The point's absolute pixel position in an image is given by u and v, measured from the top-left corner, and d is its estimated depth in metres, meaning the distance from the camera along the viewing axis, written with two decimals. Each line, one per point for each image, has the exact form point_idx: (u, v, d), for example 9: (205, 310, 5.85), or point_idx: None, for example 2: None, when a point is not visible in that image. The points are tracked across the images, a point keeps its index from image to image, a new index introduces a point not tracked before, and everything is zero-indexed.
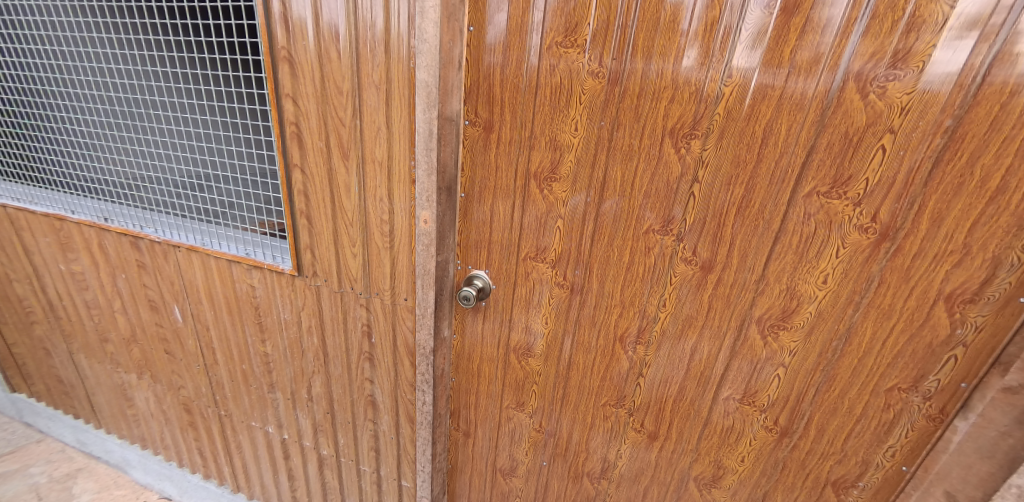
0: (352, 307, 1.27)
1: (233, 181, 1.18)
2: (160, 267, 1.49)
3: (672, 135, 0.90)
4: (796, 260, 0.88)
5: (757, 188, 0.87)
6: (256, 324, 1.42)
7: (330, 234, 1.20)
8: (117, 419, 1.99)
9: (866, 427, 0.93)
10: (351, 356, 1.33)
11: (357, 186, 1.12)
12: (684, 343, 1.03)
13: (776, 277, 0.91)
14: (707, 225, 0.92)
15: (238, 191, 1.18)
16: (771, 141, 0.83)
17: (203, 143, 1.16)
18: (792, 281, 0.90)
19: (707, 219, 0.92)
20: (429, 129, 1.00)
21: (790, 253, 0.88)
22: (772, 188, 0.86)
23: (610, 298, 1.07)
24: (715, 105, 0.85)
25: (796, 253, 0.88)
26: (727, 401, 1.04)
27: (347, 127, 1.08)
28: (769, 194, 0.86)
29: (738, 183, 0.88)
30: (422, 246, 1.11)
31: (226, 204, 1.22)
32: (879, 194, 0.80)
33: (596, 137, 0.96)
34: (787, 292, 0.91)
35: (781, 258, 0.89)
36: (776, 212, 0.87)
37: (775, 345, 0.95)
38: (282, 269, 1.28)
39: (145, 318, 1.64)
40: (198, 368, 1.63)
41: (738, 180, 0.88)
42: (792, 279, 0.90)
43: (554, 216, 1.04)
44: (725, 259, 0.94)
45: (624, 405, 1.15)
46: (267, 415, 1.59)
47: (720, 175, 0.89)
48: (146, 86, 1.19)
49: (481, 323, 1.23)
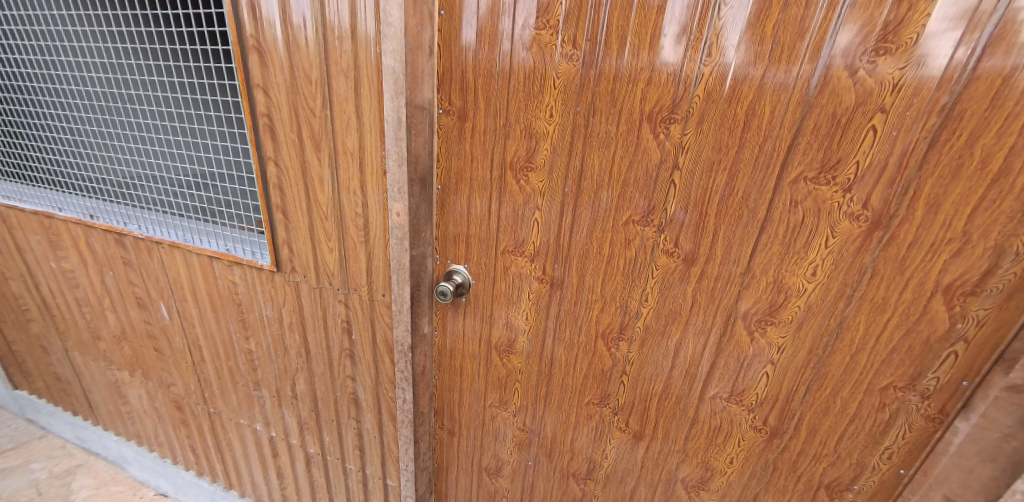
0: (331, 304, 1.24)
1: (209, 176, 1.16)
2: (145, 264, 1.48)
3: (651, 120, 0.85)
4: (783, 252, 0.83)
5: (741, 174, 0.82)
6: (239, 321, 1.41)
7: (306, 229, 1.17)
8: (113, 416, 2.00)
9: (861, 428, 0.88)
10: (333, 353, 1.31)
11: (330, 180, 1.09)
12: (669, 339, 0.99)
13: (761, 270, 0.86)
14: (689, 215, 0.88)
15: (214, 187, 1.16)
16: (753, 124, 0.78)
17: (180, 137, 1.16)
18: (779, 273, 0.85)
19: (689, 209, 0.87)
20: (398, 118, 0.97)
21: (777, 244, 0.83)
22: (756, 174, 0.81)
23: (590, 293, 1.02)
24: (694, 89, 0.80)
25: (783, 243, 0.82)
26: (714, 399, 1.00)
27: (318, 118, 1.04)
28: (753, 181, 0.81)
29: (720, 169, 0.83)
30: (396, 240, 1.08)
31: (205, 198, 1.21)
32: (871, 180, 0.74)
33: (572, 125, 0.91)
34: (775, 285, 0.86)
35: (767, 249, 0.84)
36: (762, 200, 0.82)
37: (763, 340, 0.91)
38: (261, 266, 1.26)
39: (133, 317, 1.63)
40: (186, 366, 1.62)
41: (720, 165, 0.82)
42: (780, 271, 0.84)
43: (531, 208, 1.00)
44: (708, 251, 0.89)
45: (608, 404, 1.11)
46: (254, 413, 1.57)
47: (701, 160, 0.83)
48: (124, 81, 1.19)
49: (463, 319, 1.20)
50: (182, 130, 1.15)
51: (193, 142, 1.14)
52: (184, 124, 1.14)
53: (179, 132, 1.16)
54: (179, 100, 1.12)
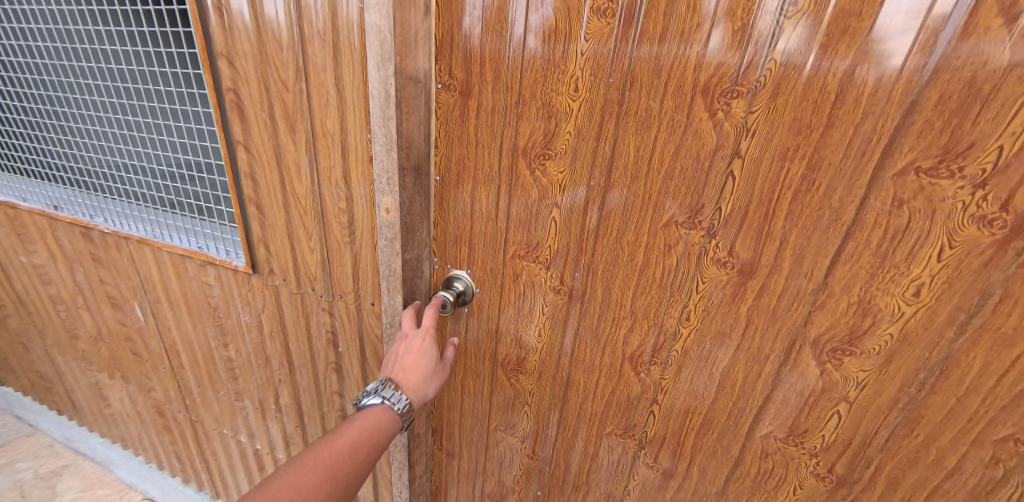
0: (313, 311, 1.08)
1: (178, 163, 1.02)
2: (114, 260, 1.33)
3: (706, 93, 0.67)
4: (873, 266, 0.65)
5: (826, 164, 0.63)
6: (216, 326, 1.26)
7: (283, 226, 1.01)
8: (97, 418, 1.88)
9: (959, 486, 0.69)
10: (317, 366, 1.15)
11: (308, 168, 0.92)
12: (712, 365, 0.83)
13: (842, 287, 0.68)
14: (749, 216, 0.70)
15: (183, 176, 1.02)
16: (848, 97, 0.59)
17: (145, 118, 1.01)
18: (865, 292, 0.67)
19: (750, 209, 0.70)
20: (385, 90, 0.79)
21: (867, 254, 0.65)
22: (847, 162, 0.62)
23: (617, 309, 0.87)
24: (769, 52, 0.61)
25: (875, 254, 0.64)
26: (765, 438, 0.83)
27: (291, 92, 0.87)
28: (840, 173, 0.63)
29: (797, 157, 0.64)
30: (385, 241, 0.91)
31: (173, 188, 1.06)
32: (1017, 171, 0.53)
33: (602, 101, 0.73)
34: (859, 306, 0.68)
35: (854, 260, 0.66)
36: (849, 197, 0.63)
37: (836, 374, 0.73)
38: (236, 267, 1.10)
39: (108, 317, 1.49)
40: (165, 371, 1.48)
41: (797, 152, 0.64)
42: (866, 290, 0.66)
43: (548, 205, 0.84)
44: (772, 263, 0.71)
45: (634, 435, 0.96)
46: (237, 424, 1.44)
47: (772, 145, 0.65)
48: (80, 52, 1.03)
49: (466, 336, 1.06)
50: (145, 109, 1.00)
51: (158, 123, 0.99)
52: (144, 102, 0.98)
53: (142, 111, 1.01)
54: (138, 74, 0.96)
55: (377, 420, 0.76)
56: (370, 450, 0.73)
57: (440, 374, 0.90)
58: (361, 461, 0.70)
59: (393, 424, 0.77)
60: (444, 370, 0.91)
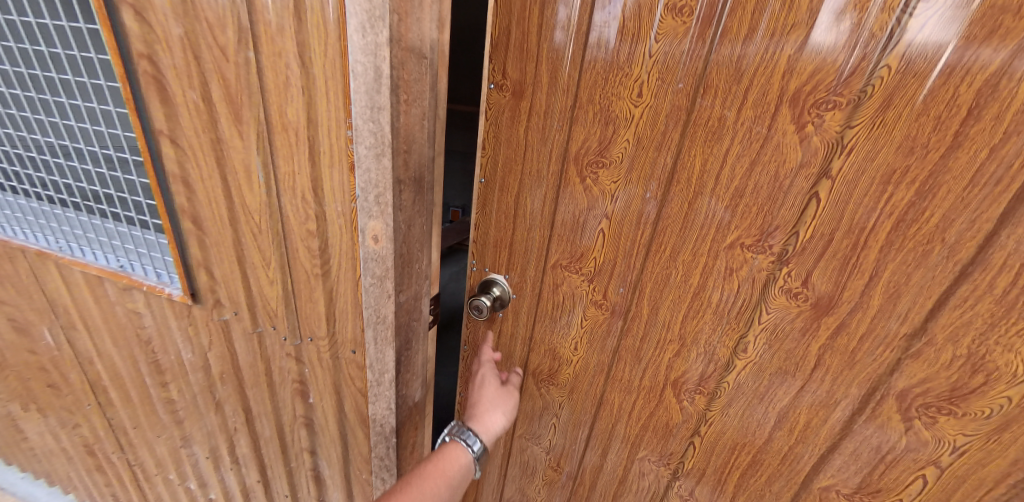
0: (275, 354, 0.85)
1: (87, 156, 0.75)
2: (11, 276, 1.03)
3: (795, 102, 0.55)
4: (993, 316, 0.53)
5: (943, 191, 0.51)
6: (151, 362, 1.00)
7: (230, 246, 0.76)
8: (11, 452, 1.57)
9: None
10: (282, 418, 0.93)
11: (261, 173, 0.68)
12: (769, 402, 0.70)
13: (949, 335, 0.55)
14: (833, 245, 0.59)
15: (98, 172, 0.76)
16: (987, 112, 0.47)
17: (31, 90, 0.73)
18: (978, 346, 0.54)
19: (837, 236, 0.58)
20: (378, 68, 0.55)
21: (988, 302, 0.53)
22: (974, 192, 0.50)
23: (664, 331, 0.75)
24: (884, 54, 0.50)
25: (999, 301, 0.52)
26: (825, 492, 0.71)
27: (234, 64, 0.61)
28: (962, 203, 0.51)
29: (904, 181, 0.53)
30: (373, 279, 0.67)
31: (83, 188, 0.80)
32: None
33: (668, 108, 0.63)
34: (972, 362, 0.55)
35: (972, 310, 0.54)
36: (973, 231, 0.51)
37: (927, 433, 0.60)
38: (170, 295, 0.85)
39: (11, 341, 1.19)
40: (91, 408, 1.21)
41: (905, 176, 0.53)
42: (980, 343, 0.54)
43: (597, 214, 0.73)
44: (855, 299, 0.60)
45: (669, 463, 0.85)
46: (184, 472, 1.19)
47: (873, 166, 0.54)
48: None
49: (500, 339, 0.93)
50: (31, 78, 0.72)
51: (53, 99, 0.72)
52: (30, 67, 0.71)
53: (26, 81, 0.73)
54: (19, 28, 0.68)
55: (443, 455, 0.78)
56: (438, 481, 0.74)
57: (507, 398, 0.89)
58: (428, 492, 0.71)
59: (460, 455, 0.78)
60: (511, 394, 0.91)
